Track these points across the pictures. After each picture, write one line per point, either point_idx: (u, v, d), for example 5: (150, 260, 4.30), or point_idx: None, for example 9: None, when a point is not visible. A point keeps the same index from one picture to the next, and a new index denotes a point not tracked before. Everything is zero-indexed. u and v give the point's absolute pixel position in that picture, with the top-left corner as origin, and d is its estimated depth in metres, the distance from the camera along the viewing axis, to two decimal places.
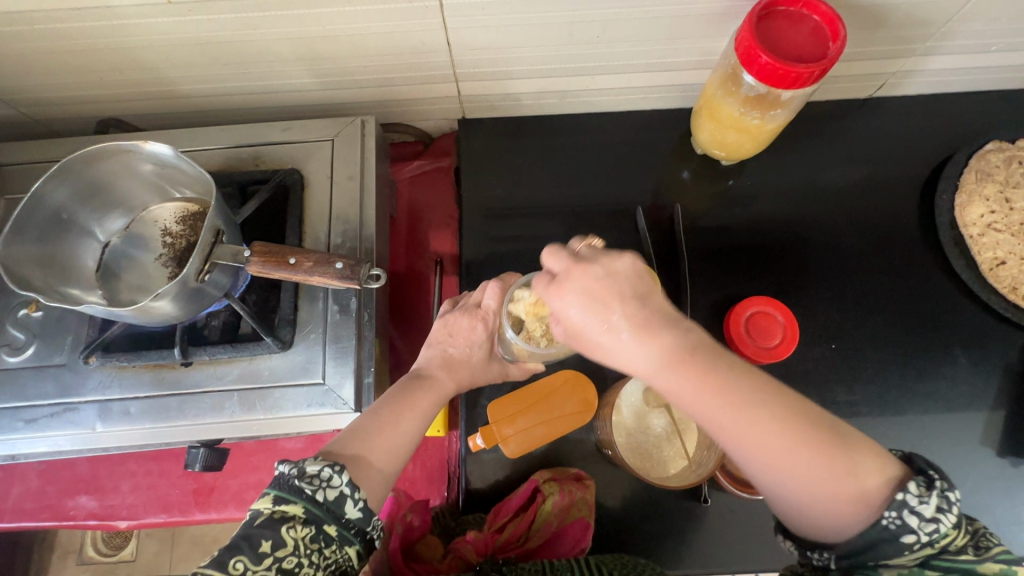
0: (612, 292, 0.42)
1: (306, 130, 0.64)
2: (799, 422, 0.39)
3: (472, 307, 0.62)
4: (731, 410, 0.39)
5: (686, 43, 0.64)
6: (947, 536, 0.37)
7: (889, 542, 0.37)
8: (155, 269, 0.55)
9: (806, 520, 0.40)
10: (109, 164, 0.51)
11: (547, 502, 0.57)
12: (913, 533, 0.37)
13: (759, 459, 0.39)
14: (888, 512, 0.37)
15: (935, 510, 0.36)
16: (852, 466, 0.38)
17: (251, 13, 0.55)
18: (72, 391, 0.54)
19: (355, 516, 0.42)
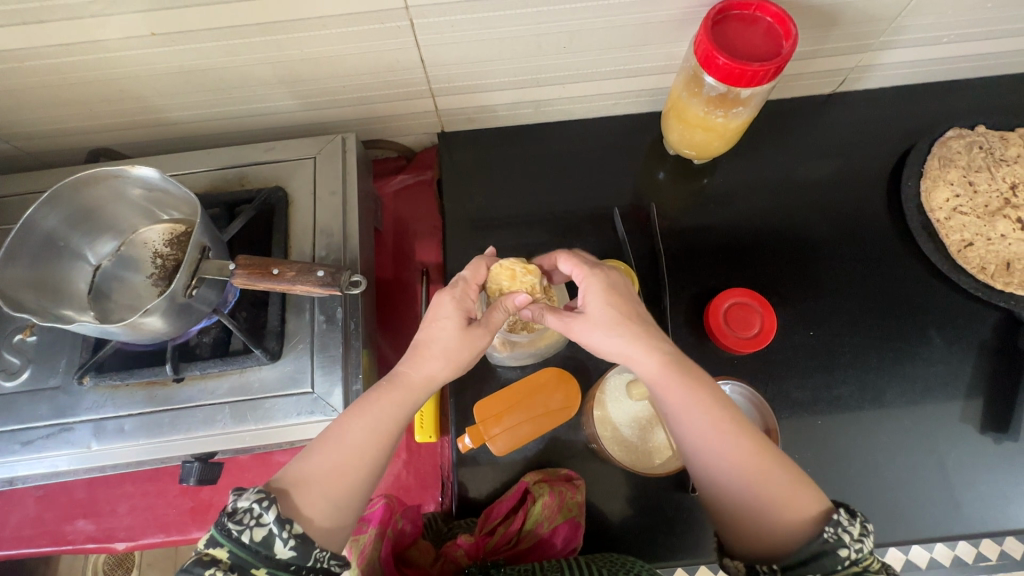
0: (620, 301, 0.53)
1: (289, 149, 0.67)
2: (759, 440, 0.46)
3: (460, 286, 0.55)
4: (710, 406, 0.48)
5: (652, 48, 0.67)
6: (869, 558, 0.40)
7: (828, 556, 0.40)
8: (145, 288, 0.57)
9: (750, 531, 0.44)
10: (98, 190, 0.53)
11: (537, 503, 0.58)
12: (846, 547, 0.40)
13: (709, 451, 0.47)
14: (827, 527, 0.41)
15: (861, 532, 0.41)
16: (801, 485, 0.44)
17: (230, 40, 0.58)
18: (67, 412, 0.56)
19: (286, 556, 0.40)
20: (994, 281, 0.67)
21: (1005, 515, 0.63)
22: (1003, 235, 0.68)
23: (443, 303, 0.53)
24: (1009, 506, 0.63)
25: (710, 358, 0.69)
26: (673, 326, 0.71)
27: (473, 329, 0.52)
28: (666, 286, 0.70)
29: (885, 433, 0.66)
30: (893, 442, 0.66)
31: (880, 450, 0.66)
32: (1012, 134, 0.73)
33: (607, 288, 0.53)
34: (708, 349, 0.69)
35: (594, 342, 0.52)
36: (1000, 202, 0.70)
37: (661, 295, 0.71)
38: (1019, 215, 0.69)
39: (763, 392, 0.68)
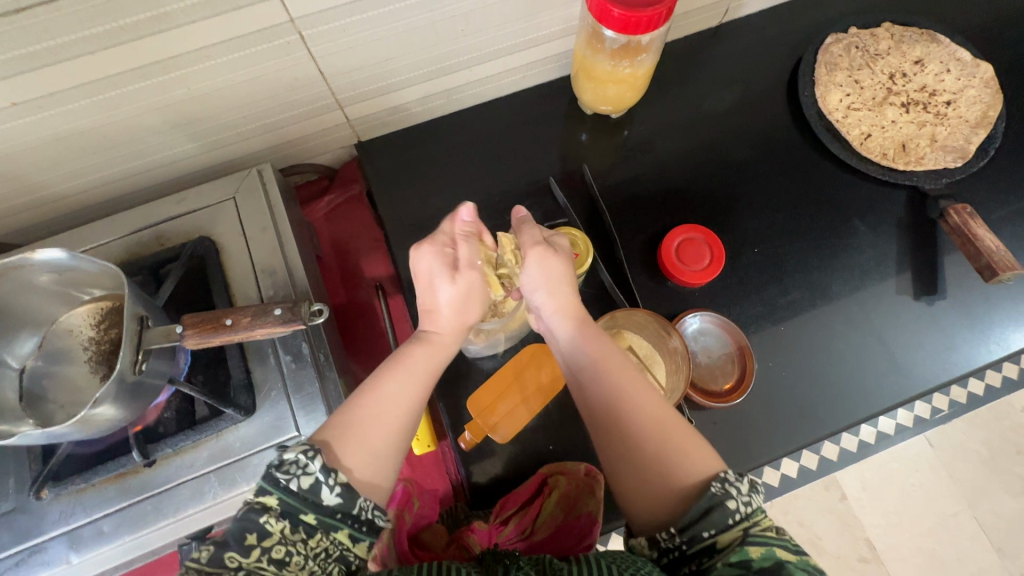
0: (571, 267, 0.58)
1: (203, 195, 0.62)
2: (660, 407, 0.50)
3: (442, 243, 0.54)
4: (614, 368, 0.52)
5: (548, 14, 0.67)
6: (760, 512, 0.43)
7: (718, 510, 0.42)
8: (85, 379, 0.52)
9: (648, 496, 0.47)
10: (0, 287, 0.47)
11: (555, 494, 0.61)
12: (733, 500, 0.42)
13: (624, 408, 0.50)
14: (715, 483, 0.43)
15: (748, 487, 0.43)
16: (692, 448, 0.47)
17: (108, 92, 0.53)
18: (32, 533, 0.50)
19: (334, 501, 0.40)
20: (896, 164, 0.74)
21: (951, 365, 0.70)
22: (893, 121, 0.76)
23: (424, 263, 0.53)
24: (953, 357, 0.71)
25: (673, 296, 0.72)
26: (632, 276, 0.73)
27: (463, 281, 0.53)
28: (616, 239, 0.72)
29: (837, 322, 0.72)
30: (846, 328, 0.72)
31: (838, 337, 0.71)
32: (879, 29, 0.80)
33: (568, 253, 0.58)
34: (669, 289, 0.72)
35: (533, 278, 0.55)
36: (883, 92, 0.78)
37: (614, 249, 0.73)
38: (901, 101, 0.78)
39: (727, 315, 0.72)
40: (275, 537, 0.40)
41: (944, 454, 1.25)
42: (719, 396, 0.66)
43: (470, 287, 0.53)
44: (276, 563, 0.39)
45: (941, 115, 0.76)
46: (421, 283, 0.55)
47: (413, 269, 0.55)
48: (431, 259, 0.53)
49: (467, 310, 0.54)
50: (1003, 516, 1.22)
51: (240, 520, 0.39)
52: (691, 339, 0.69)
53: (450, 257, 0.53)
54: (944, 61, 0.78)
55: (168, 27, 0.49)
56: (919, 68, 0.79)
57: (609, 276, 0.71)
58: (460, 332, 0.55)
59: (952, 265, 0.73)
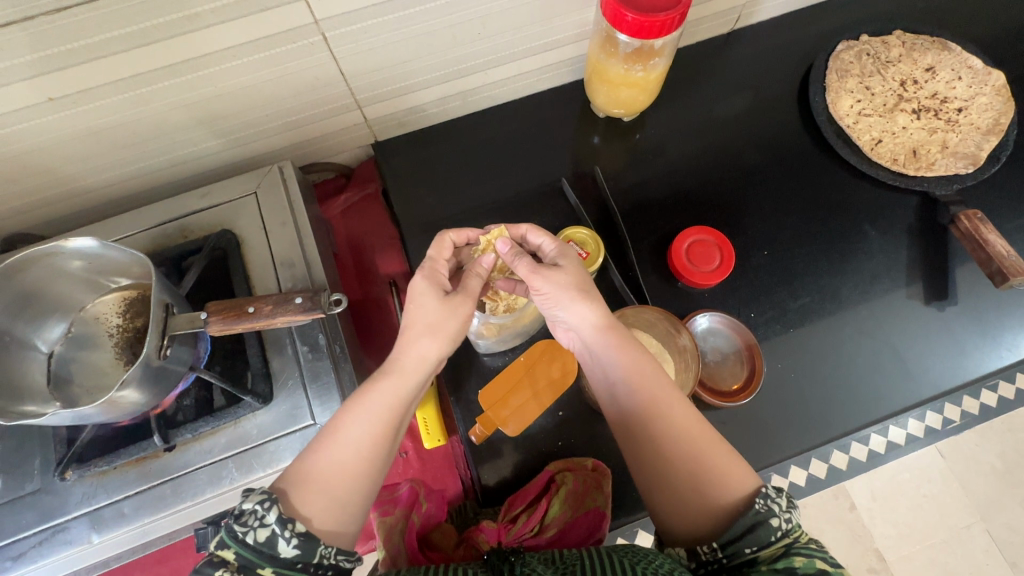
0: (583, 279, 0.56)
1: (226, 190, 0.64)
2: (695, 418, 0.50)
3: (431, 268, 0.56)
4: (648, 379, 0.51)
5: (562, 19, 0.69)
6: (799, 528, 0.44)
7: (763, 526, 0.43)
8: (111, 365, 0.54)
9: (688, 511, 0.47)
10: (34, 273, 0.49)
11: (562, 492, 0.60)
12: (776, 517, 0.43)
13: (660, 418, 0.49)
14: (758, 500, 0.44)
15: (788, 503, 0.44)
16: (733, 462, 0.47)
17: (140, 89, 0.56)
18: (55, 513, 0.52)
19: (290, 554, 0.40)
20: (906, 170, 0.74)
21: (962, 371, 0.70)
22: (904, 127, 0.77)
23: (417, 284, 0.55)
24: (965, 363, 0.70)
25: (683, 297, 0.73)
26: (642, 276, 0.74)
27: (449, 299, 0.54)
28: (626, 240, 0.73)
29: (847, 325, 0.72)
30: (856, 332, 0.72)
31: (848, 341, 0.72)
32: (891, 36, 0.81)
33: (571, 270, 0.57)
34: (679, 290, 0.73)
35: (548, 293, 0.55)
36: (895, 99, 0.78)
37: (624, 249, 0.74)
38: (912, 107, 0.78)
39: (736, 316, 0.72)
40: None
41: (955, 465, 1.24)
42: (729, 396, 0.66)
43: (456, 308, 0.54)
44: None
45: (952, 122, 0.77)
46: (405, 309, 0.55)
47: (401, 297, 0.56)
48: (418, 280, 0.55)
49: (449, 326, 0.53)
50: (1017, 530, 1.21)
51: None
52: (701, 337, 0.70)
53: (437, 278, 0.55)
54: (955, 68, 0.79)
55: (199, 27, 0.51)
56: (930, 75, 0.79)
57: (619, 275, 0.72)
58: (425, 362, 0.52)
59: (963, 270, 0.73)
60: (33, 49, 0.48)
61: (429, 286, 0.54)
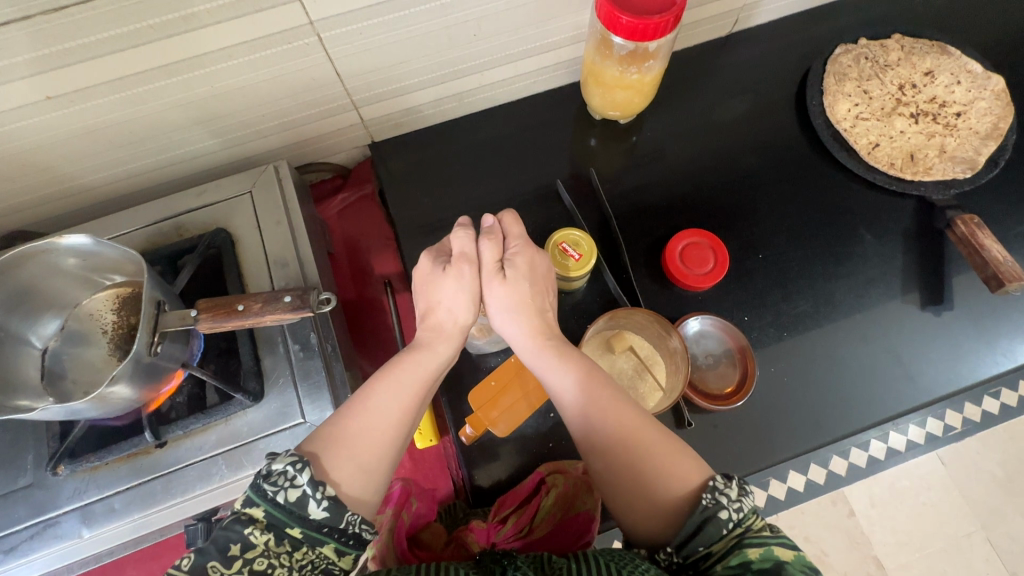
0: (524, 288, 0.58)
1: (221, 189, 0.65)
2: (636, 420, 0.50)
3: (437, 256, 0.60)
4: (583, 387, 0.53)
5: (559, 21, 0.69)
6: (752, 515, 0.43)
7: (711, 522, 0.42)
8: (104, 361, 0.54)
9: (641, 514, 0.47)
10: (28, 270, 0.50)
11: (551, 494, 0.61)
12: (725, 509, 0.42)
13: (596, 422, 0.51)
14: (705, 494, 0.44)
15: (737, 492, 0.43)
16: (676, 461, 0.47)
17: (137, 88, 0.56)
18: (47, 507, 0.52)
19: (320, 516, 0.41)
20: (903, 174, 0.74)
21: (958, 377, 0.70)
22: (902, 131, 0.77)
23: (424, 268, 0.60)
24: (961, 368, 0.70)
25: (677, 299, 0.72)
26: (636, 278, 0.73)
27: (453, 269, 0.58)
28: (621, 242, 0.73)
29: (842, 329, 0.72)
30: (851, 336, 0.72)
31: (842, 344, 0.71)
32: (889, 40, 0.81)
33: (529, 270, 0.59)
34: (673, 292, 0.73)
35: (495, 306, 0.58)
36: (893, 103, 0.78)
37: (618, 251, 0.74)
38: (910, 111, 0.78)
39: (730, 319, 0.72)
40: (258, 549, 0.40)
41: (955, 472, 1.23)
42: (721, 399, 0.66)
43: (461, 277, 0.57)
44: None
45: (951, 126, 0.76)
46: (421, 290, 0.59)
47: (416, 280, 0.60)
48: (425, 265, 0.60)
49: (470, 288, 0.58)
50: (1017, 538, 1.19)
51: (223, 531, 0.40)
52: (692, 341, 0.69)
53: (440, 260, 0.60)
54: (954, 72, 0.78)
55: (195, 27, 0.52)
56: (929, 79, 0.79)
57: (613, 277, 0.72)
58: (456, 335, 0.57)
59: (960, 276, 0.73)
60: (32, 49, 0.48)
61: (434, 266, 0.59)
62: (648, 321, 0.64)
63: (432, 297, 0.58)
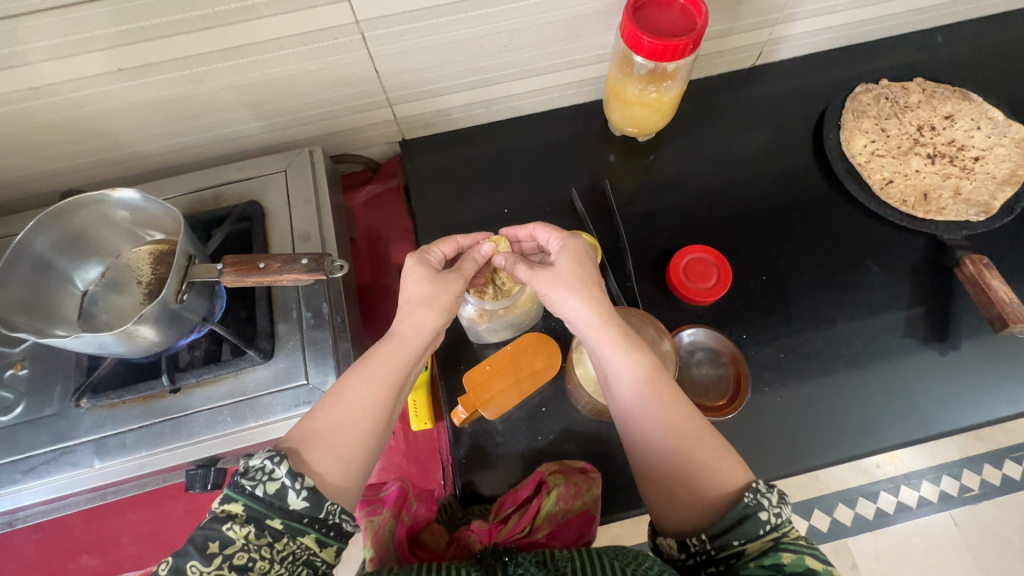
0: (590, 273, 0.58)
1: (259, 166, 0.70)
2: (690, 415, 0.51)
3: (426, 255, 0.59)
4: (649, 375, 0.53)
5: (587, 39, 0.74)
6: (788, 523, 0.45)
7: (751, 520, 0.45)
8: (135, 308, 0.59)
9: (680, 503, 0.49)
10: (83, 216, 0.55)
11: (552, 494, 0.60)
12: (766, 511, 0.45)
13: (656, 407, 0.51)
14: (747, 493, 0.46)
15: (778, 497, 0.46)
16: (726, 461, 0.49)
17: (196, 68, 0.62)
18: (66, 436, 0.57)
19: (300, 506, 0.43)
20: (915, 211, 0.75)
21: (961, 416, 0.69)
22: (916, 170, 0.78)
23: (406, 267, 0.58)
24: (965, 409, 0.69)
25: (678, 312, 0.74)
26: (640, 287, 0.75)
27: (445, 278, 0.57)
28: (627, 251, 0.75)
29: (843, 358, 0.72)
30: (852, 365, 0.72)
31: (845, 374, 0.71)
32: (911, 83, 0.83)
33: (578, 260, 0.59)
34: (675, 305, 0.74)
35: (561, 289, 0.57)
36: (910, 142, 0.79)
37: (624, 260, 0.76)
38: (927, 152, 0.79)
39: (728, 336, 0.73)
40: (238, 543, 0.42)
41: (969, 536, 1.17)
42: (712, 410, 0.66)
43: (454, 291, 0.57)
44: (238, 568, 0.41)
45: (968, 169, 0.77)
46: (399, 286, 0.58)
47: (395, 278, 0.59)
48: (411, 265, 0.58)
49: (444, 300, 0.56)
50: None
51: (203, 529, 0.42)
52: (685, 352, 0.70)
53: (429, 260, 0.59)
54: (975, 118, 0.80)
55: (254, 16, 0.58)
56: (949, 123, 0.80)
57: (615, 283, 0.74)
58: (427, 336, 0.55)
59: (968, 316, 0.73)
60: (113, 24, 0.55)
61: (419, 263, 0.58)
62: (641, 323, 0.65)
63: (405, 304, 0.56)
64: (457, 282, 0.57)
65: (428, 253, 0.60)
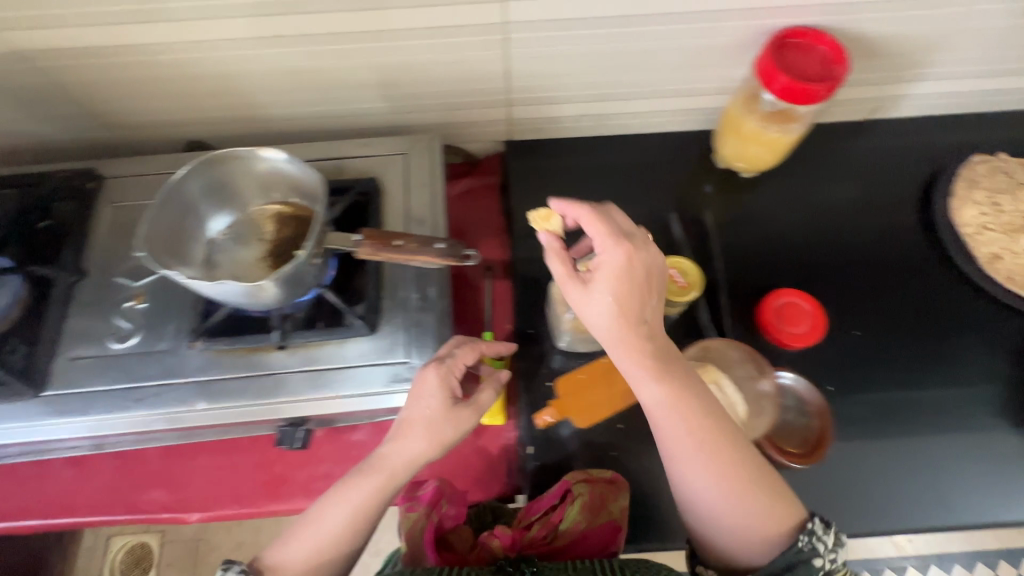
0: (638, 297, 0.53)
1: (381, 145, 0.73)
2: (747, 466, 0.51)
3: (450, 370, 0.56)
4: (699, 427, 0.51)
5: (713, 70, 0.74)
6: (839, 566, 0.50)
7: (803, 564, 0.49)
8: (252, 264, 0.61)
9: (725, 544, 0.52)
10: (230, 169, 0.59)
11: (575, 504, 0.61)
12: (819, 556, 0.49)
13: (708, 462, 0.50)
14: (804, 537, 0.50)
15: (833, 543, 0.50)
16: (778, 510, 0.50)
17: (346, 44, 0.65)
18: (174, 372, 0.59)
19: None
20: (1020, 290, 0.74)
21: None
22: None
23: (430, 383, 0.56)
24: None
25: (763, 352, 0.73)
26: (731, 321, 0.75)
27: (458, 410, 0.55)
28: (723, 283, 0.76)
29: (926, 426, 0.70)
30: (934, 435, 0.70)
31: (924, 445, 0.69)
32: None
33: (627, 281, 0.52)
34: (761, 345, 0.73)
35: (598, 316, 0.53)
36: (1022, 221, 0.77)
37: (718, 293, 0.76)
38: None
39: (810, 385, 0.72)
40: None
41: None
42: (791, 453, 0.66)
43: (459, 424, 0.55)
44: None
45: None
46: (414, 397, 0.56)
47: (414, 383, 0.56)
48: (434, 379, 0.56)
49: (451, 433, 0.55)
50: None
51: None
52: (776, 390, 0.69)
53: (453, 383, 0.56)
54: None
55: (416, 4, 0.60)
56: None
57: (707, 314, 0.75)
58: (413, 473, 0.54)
59: None
60: None
61: (444, 389, 0.55)
62: (737, 355, 0.68)
63: (409, 429, 0.54)
64: (470, 419, 0.56)
65: (454, 371, 0.57)
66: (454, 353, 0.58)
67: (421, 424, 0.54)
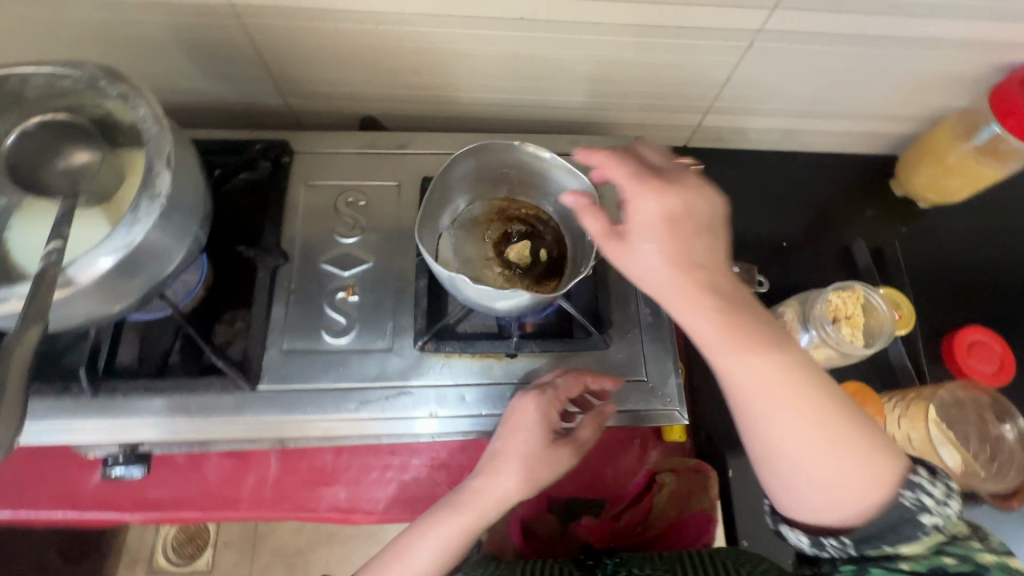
0: (678, 234, 0.42)
1: (591, 145, 0.69)
2: (846, 441, 0.41)
3: (551, 401, 0.53)
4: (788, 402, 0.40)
5: (925, 97, 0.73)
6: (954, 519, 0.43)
7: (908, 524, 0.41)
8: (483, 263, 0.58)
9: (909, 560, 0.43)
10: (485, 163, 0.58)
11: (665, 490, 0.65)
12: (928, 513, 0.42)
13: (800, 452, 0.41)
14: (907, 495, 0.42)
15: (943, 493, 0.42)
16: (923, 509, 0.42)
17: (587, 36, 0.61)
18: (400, 375, 0.56)
19: None
20: None
21: None
22: None
23: (528, 412, 0.53)
24: None
25: None
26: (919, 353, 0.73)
27: (556, 447, 0.53)
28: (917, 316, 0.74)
29: None
30: None
31: None
32: None
33: (670, 248, 0.41)
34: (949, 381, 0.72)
35: (647, 265, 0.42)
36: None
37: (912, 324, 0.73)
38: None
39: None
40: None
41: None
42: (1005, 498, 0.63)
43: (559, 460, 0.53)
44: None
45: None
46: (511, 426, 0.53)
47: (511, 408, 0.54)
48: (532, 409, 0.53)
49: (550, 470, 0.52)
50: None
51: None
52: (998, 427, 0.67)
53: (553, 417, 0.53)
54: None
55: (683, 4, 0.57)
56: None
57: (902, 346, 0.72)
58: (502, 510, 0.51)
59: None
60: None
61: (544, 421, 0.52)
62: (967, 398, 0.64)
63: (506, 455, 0.52)
64: (566, 457, 0.53)
65: (553, 401, 0.53)
66: (556, 381, 0.54)
67: (520, 455, 0.51)
